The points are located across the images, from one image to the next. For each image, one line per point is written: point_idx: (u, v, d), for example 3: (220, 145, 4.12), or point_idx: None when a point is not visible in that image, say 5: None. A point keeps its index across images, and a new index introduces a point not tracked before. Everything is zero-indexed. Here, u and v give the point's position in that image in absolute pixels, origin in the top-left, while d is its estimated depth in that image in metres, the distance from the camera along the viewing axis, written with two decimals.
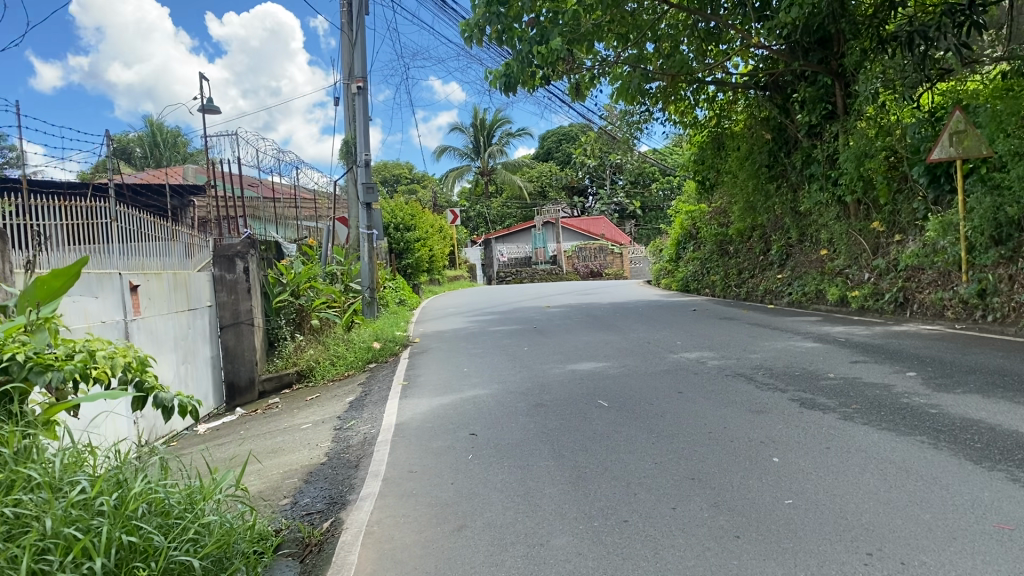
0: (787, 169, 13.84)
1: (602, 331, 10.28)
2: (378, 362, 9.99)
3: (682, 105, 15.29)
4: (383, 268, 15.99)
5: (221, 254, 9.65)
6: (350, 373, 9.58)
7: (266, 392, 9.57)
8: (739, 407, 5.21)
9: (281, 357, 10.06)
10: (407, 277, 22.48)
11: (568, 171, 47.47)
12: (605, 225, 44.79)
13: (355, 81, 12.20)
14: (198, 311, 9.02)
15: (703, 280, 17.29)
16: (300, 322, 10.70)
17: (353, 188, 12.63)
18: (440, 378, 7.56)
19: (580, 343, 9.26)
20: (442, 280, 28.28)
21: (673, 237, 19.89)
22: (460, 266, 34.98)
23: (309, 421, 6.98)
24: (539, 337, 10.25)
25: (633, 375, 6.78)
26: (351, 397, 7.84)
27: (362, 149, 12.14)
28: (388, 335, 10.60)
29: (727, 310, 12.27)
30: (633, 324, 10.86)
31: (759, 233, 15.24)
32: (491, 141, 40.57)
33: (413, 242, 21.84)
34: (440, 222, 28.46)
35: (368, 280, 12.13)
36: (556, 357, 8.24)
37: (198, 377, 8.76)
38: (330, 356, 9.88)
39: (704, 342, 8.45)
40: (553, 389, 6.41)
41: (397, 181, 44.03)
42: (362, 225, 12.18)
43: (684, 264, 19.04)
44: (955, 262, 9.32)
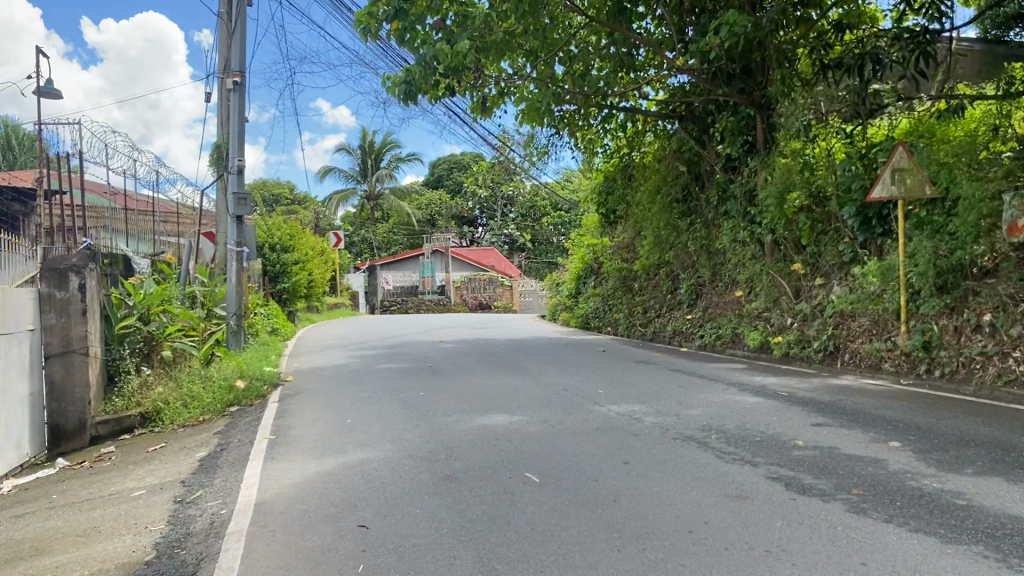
0: (699, 206, 13.11)
1: (506, 374, 9.02)
2: (242, 406, 8.49)
3: (589, 134, 14.32)
4: (257, 294, 14.28)
5: (50, 268, 7.85)
6: (205, 419, 8.04)
7: (99, 438, 7.91)
8: (712, 489, 4.06)
9: (122, 396, 8.32)
10: (284, 303, 20.65)
11: (458, 200, 46.39)
12: (495, 257, 43.87)
13: (230, 75, 10.67)
14: (13, 336, 7.21)
15: (604, 317, 16.37)
16: (149, 354, 9.01)
17: (223, 199, 11.03)
18: (318, 431, 6.10)
19: (483, 389, 7.95)
20: (322, 308, 26.51)
21: (573, 272, 19.01)
22: (343, 293, 33.23)
23: (143, 486, 5.35)
24: (435, 378, 8.92)
25: (558, 434, 5.55)
26: (203, 452, 6.25)
27: (235, 154, 10.58)
28: (254, 372, 9.08)
29: (638, 352, 11.30)
30: (539, 367, 9.66)
31: (665, 270, 14.34)
32: (379, 165, 39.24)
33: (292, 264, 20.18)
34: (324, 245, 26.69)
35: (236, 306, 10.50)
36: (458, 406, 6.90)
37: (7, 419, 6.96)
38: (181, 396, 8.26)
39: (629, 392, 7.34)
40: (463, 452, 5.09)
41: (277, 202, 41.71)
42: (231, 241, 10.57)
43: (583, 300, 18.15)
44: (893, 311, 8.58)
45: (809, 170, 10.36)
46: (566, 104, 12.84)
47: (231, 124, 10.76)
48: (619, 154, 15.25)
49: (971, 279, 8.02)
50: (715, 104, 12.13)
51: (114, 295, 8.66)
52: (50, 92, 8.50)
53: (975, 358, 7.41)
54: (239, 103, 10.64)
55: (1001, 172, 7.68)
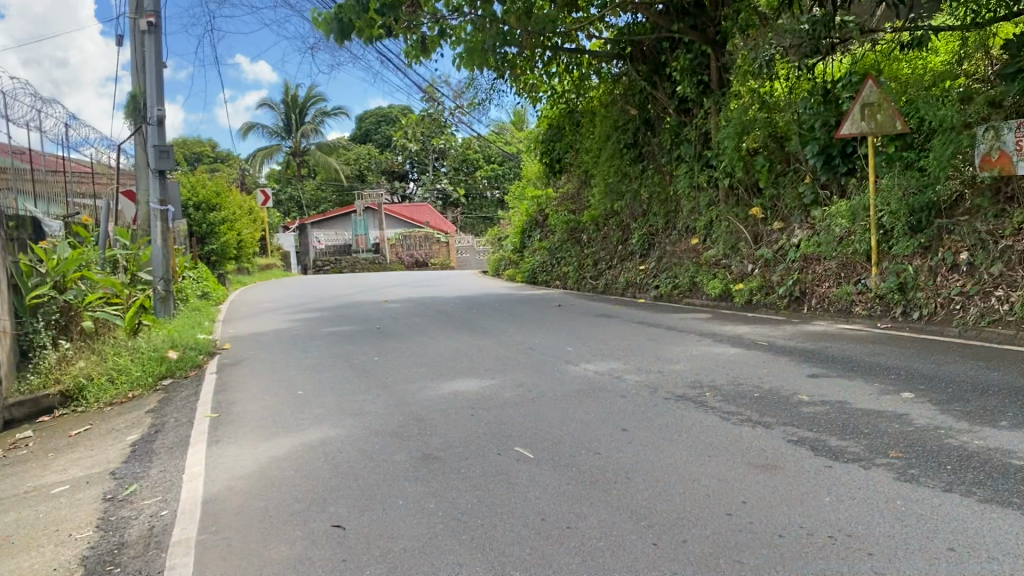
0: (650, 151, 12.57)
1: (462, 334, 8.45)
2: (175, 379, 7.74)
3: (529, 80, 13.75)
4: (182, 257, 13.32)
5: None
6: (135, 396, 7.28)
7: (15, 422, 6.93)
8: (733, 459, 3.58)
9: (38, 373, 7.38)
10: (212, 266, 19.58)
11: (388, 155, 45.13)
12: (429, 213, 42.97)
13: (143, 15, 9.66)
14: None
15: (552, 271, 15.87)
16: (67, 325, 8.14)
17: (141, 153, 10.06)
18: (267, 407, 5.43)
19: (441, 352, 7.37)
20: (252, 271, 25.40)
21: (517, 225, 18.44)
22: (273, 255, 31.99)
23: (65, 481, 4.62)
24: (386, 341, 8.29)
25: (539, 400, 5.02)
26: (135, 435, 5.52)
27: (153, 103, 9.64)
28: (187, 342, 8.31)
29: (596, 305, 10.84)
30: (495, 325, 9.12)
31: (615, 220, 13.89)
32: (305, 120, 37.79)
33: (219, 225, 19.09)
34: (251, 203, 25.50)
35: (163, 270, 9.68)
36: (418, 372, 6.32)
37: None
38: (107, 370, 7.45)
39: (602, 348, 6.85)
40: (437, 425, 4.53)
41: (198, 160, 39.88)
42: (153, 198, 9.68)
43: (529, 253, 17.63)
44: (864, 254, 8.25)
45: (769, 110, 9.92)
46: (510, 46, 12.12)
47: (146, 70, 9.78)
48: (564, 98, 14.66)
49: (942, 217, 7.68)
50: (669, 41, 11.58)
51: (23, 261, 7.72)
52: None
53: (954, 299, 7.12)
54: (155, 45, 9.64)
55: (983, 102, 7.30)
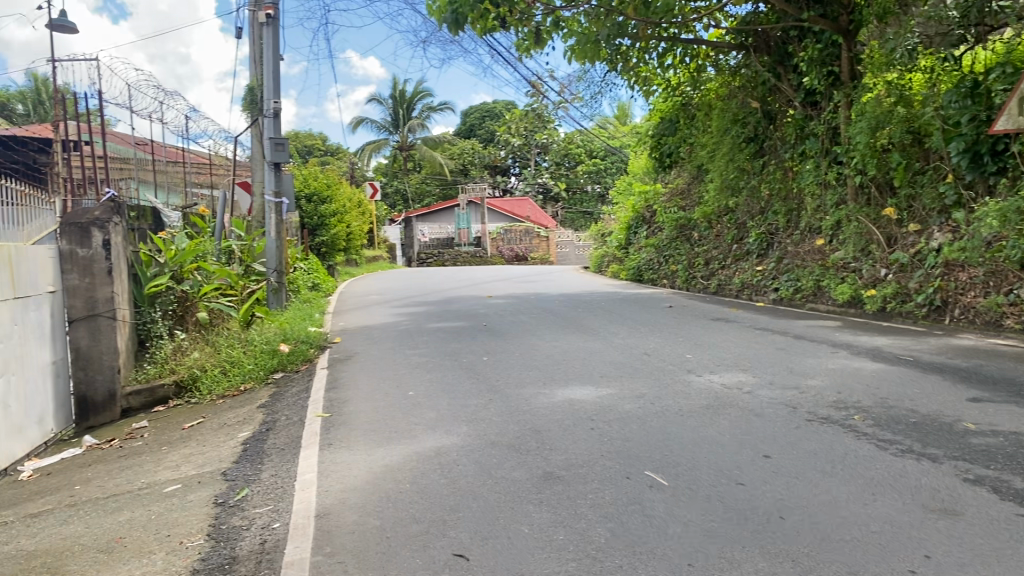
0: (773, 147, 11.95)
1: (573, 335, 8.13)
2: (286, 373, 7.54)
3: (643, 72, 13.31)
4: (295, 248, 13.46)
5: (71, 223, 7.05)
6: (246, 389, 7.14)
7: (131, 410, 7.16)
8: (902, 499, 3.14)
9: (154, 362, 7.55)
10: (320, 257, 19.89)
11: (492, 148, 45.19)
12: (531, 207, 42.80)
13: (262, 8, 9.71)
14: (31, 299, 6.43)
15: (659, 270, 15.40)
16: (183, 316, 8.20)
17: (258, 146, 10.16)
18: (378, 408, 5.24)
19: (554, 354, 7.06)
20: (359, 262, 25.76)
21: (624, 221, 18.06)
22: (379, 247, 32.41)
23: (178, 478, 4.55)
24: (496, 340, 8.05)
25: (666, 415, 4.66)
26: (246, 431, 5.44)
27: (270, 96, 9.67)
28: (299, 335, 8.14)
29: (711, 308, 10.35)
30: (607, 326, 8.75)
31: (730, 218, 13.48)
32: (411, 114, 38.21)
33: (328, 216, 19.35)
34: (358, 196, 25.87)
35: (275, 262, 9.72)
36: (532, 376, 6.03)
37: (28, 394, 6.23)
38: (219, 362, 7.41)
39: (725, 358, 6.42)
40: (558, 439, 4.23)
41: (308, 153, 40.84)
42: (268, 190, 9.73)
43: (637, 250, 17.24)
44: (1017, 262, 7.47)
45: (907, 103, 9.23)
46: (626, 37, 11.71)
47: (264, 62, 9.83)
48: (678, 91, 14.15)
49: None
50: (798, 30, 10.93)
51: (143, 252, 7.85)
52: (64, 25, 7.61)
53: None
54: (273, 37, 9.67)
55: None
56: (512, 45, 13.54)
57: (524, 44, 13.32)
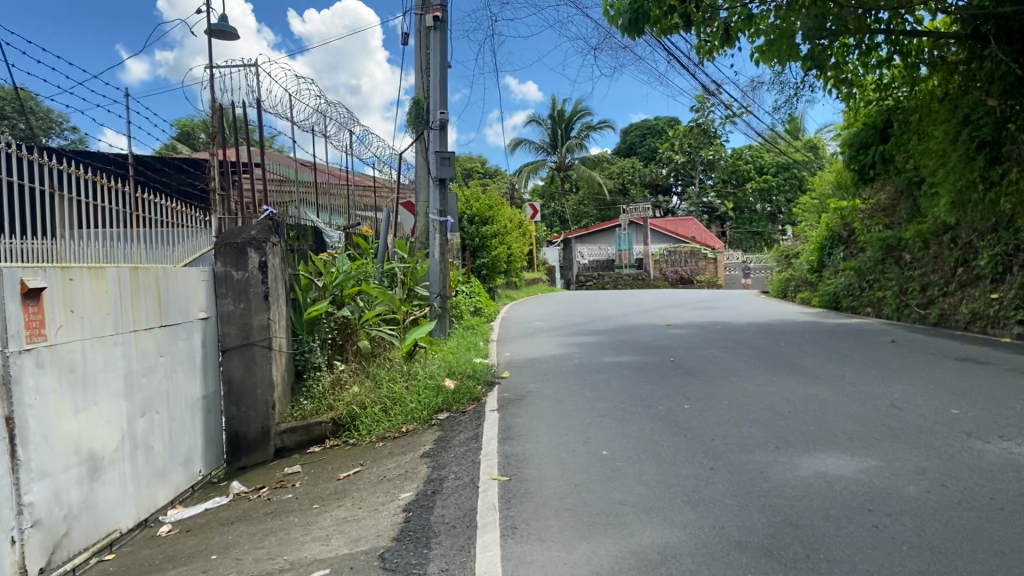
0: (1008, 150, 10.04)
1: (786, 378, 6.79)
2: (452, 413, 6.56)
3: (844, 73, 11.74)
4: (458, 272, 12.67)
5: (227, 244, 6.46)
6: (409, 430, 6.21)
7: (286, 450, 6.44)
8: None
9: (311, 398, 6.79)
10: (482, 279, 19.26)
11: (652, 168, 43.73)
12: (695, 228, 40.94)
13: (430, 11, 8.99)
14: (180, 326, 5.84)
15: (861, 297, 14.01)
16: (343, 345, 7.44)
17: (423, 162, 9.48)
18: (569, 475, 4.17)
19: (772, 403, 5.77)
20: (520, 285, 25.15)
21: (816, 240, 16.66)
22: (539, 269, 31.73)
23: (329, 558, 3.66)
24: (692, 381, 6.83)
25: (976, 511, 3.34)
26: (408, 492, 4.50)
27: (437, 106, 8.93)
28: (466, 369, 7.18)
29: (944, 344, 8.69)
30: (824, 367, 7.32)
31: (950, 237, 11.81)
32: (570, 135, 37.41)
33: (491, 238, 18.67)
34: (520, 217, 25.24)
35: (440, 286, 8.90)
36: (756, 436, 4.79)
37: (174, 433, 5.61)
38: (380, 399, 6.55)
39: (1010, 418, 4.94)
40: (833, 546, 3.03)
41: (469, 176, 40.88)
42: (433, 209, 8.99)
43: (832, 275, 15.74)
44: None
45: None
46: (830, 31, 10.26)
47: (432, 69, 9.11)
48: (884, 93, 12.41)
49: None
50: None
51: (301, 275, 7.21)
52: (225, 31, 7.13)
53: None
54: (441, 43, 8.91)
55: None
56: (693, 49, 12.32)
57: (707, 47, 12.05)
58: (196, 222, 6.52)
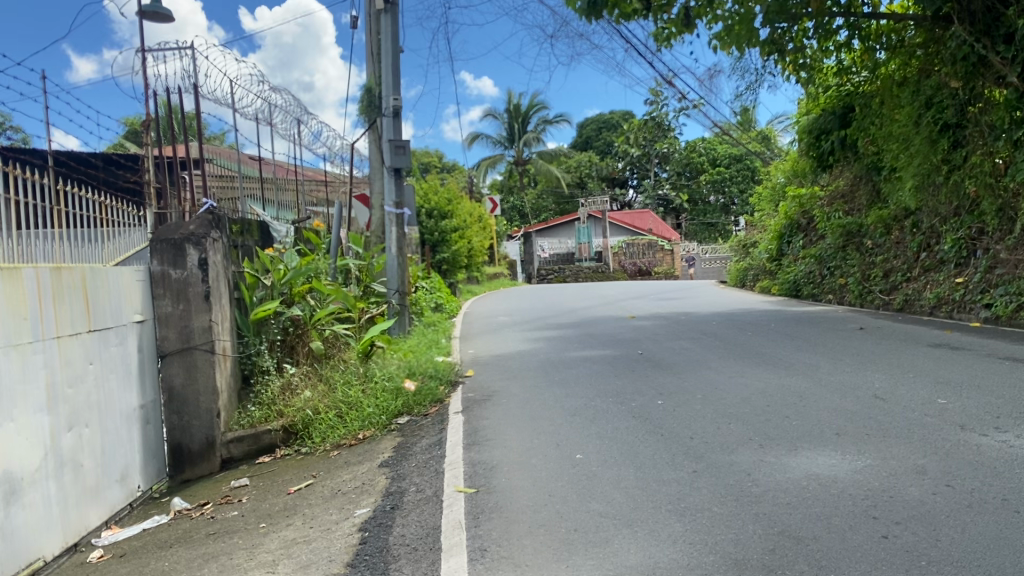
0: (971, 133, 9.90)
1: (761, 369, 6.52)
2: (412, 417, 6.18)
3: (805, 57, 11.55)
4: (416, 267, 12.25)
5: (163, 240, 5.99)
6: (366, 437, 5.82)
7: (232, 461, 6.01)
8: None
9: (259, 404, 6.35)
10: (442, 274, 18.84)
11: (609, 160, 43.60)
12: (652, 219, 40.91)
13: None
14: (112, 331, 5.35)
15: (824, 284, 13.91)
16: (294, 346, 7.00)
17: (376, 151, 9.05)
18: (541, 486, 3.80)
19: (750, 397, 5.47)
20: (480, 280, 24.78)
21: (777, 229, 16.56)
22: (498, 263, 31.36)
23: None
24: (664, 375, 6.51)
25: (990, 515, 3.05)
26: (365, 508, 4.09)
27: (389, 92, 8.50)
28: (426, 368, 6.79)
29: (914, 330, 8.53)
30: (798, 357, 7.05)
31: (913, 222, 11.73)
32: (527, 128, 37.07)
33: (449, 232, 18.23)
34: (478, 210, 24.88)
35: (397, 281, 8.50)
36: (738, 435, 4.47)
37: (107, 448, 5.13)
38: (334, 404, 6.14)
39: (1001, 407, 4.71)
40: (843, 563, 2.70)
41: (426, 171, 40.32)
42: (388, 201, 8.57)
43: (794, 262, 15.64)
44: None
45: None
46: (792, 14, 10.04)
47: (382, 54, 8.68)
48: (844, 79, 12.26)
49: None
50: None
51: (247, 272, 6.76)
52: (158, 12, 6.65)
53: None
54: (392, 27, 8.49)
55: None
56: (653, 35, 12.04)
57: (666, 33, 11.77)
58: (128, 218, 6.02)
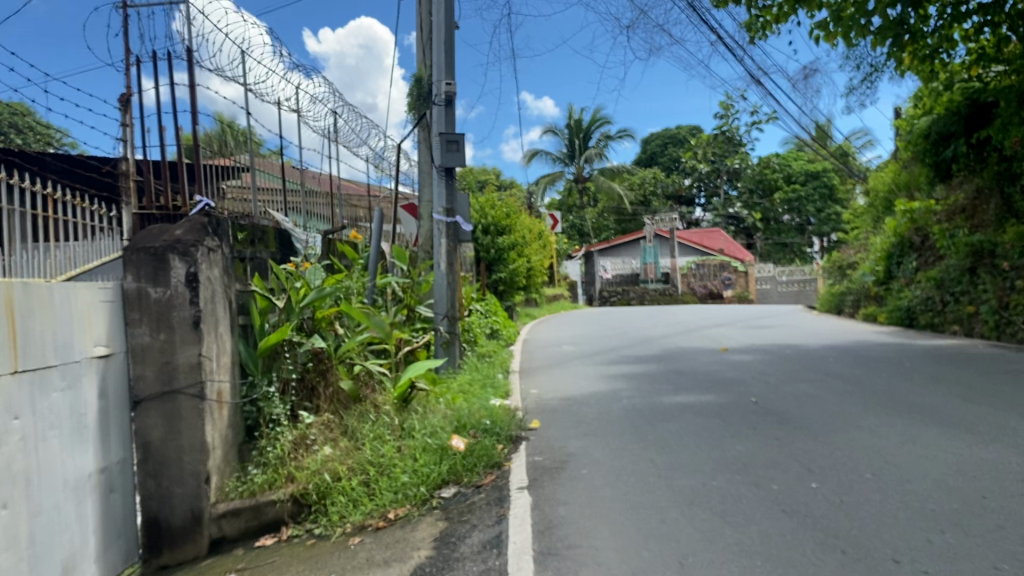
0: None
1: (932, 430, 4.85)
2: (460, 488, 4.61)
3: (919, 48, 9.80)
4: (473, 288, 10.79)
5: (140, 249, 4.53)
6: (398, 517, 4.27)
7: (225, 542, 4.51)
8: None
9: (265, 464, 4.82)
10: (501, 296, 17.40)
11: (675, 178, 41.85)
12: (722, 240, 38.96)
13: None
14: (57, 370, 3.92)
15: (945, 312, 12.04)
16: (314, 389, 5.37)
17: (426, 149, 7.52)
18: None
19: (945, 480, 3.79)
20: (541, 302, 23.29)
21: (881, 248, 14.71)
22: (559, 284, 29.86)
23: None
24: (799, 437, 4.84)
25: None
26: None
27: (440, 76, 7.03)
28: (481, 422, 5.23)
29: None
30: (974, 413, 5.30)
31: None
32: (589, 146, 35.53)
33: (509, 250, 16.79)
34: (541, 228, 23.43)
35: (447, 305, 7.01)
36: (970, 562, 2.82)
37: (38, 534, 3.68)
38: (360, 467, 4.60)
39: None
40: None
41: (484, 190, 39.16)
42: (437, 207, 7.11)
43: (903, 287, 13.79)
44: None
45: None
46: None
47: (433, 33, 7.23)
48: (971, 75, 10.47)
49: None
50: None
51: (257, 292, 5.22)
52: None
53: None
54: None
55: None
56: (745, 26, 10.45)
57: (758, 23, 10.19)
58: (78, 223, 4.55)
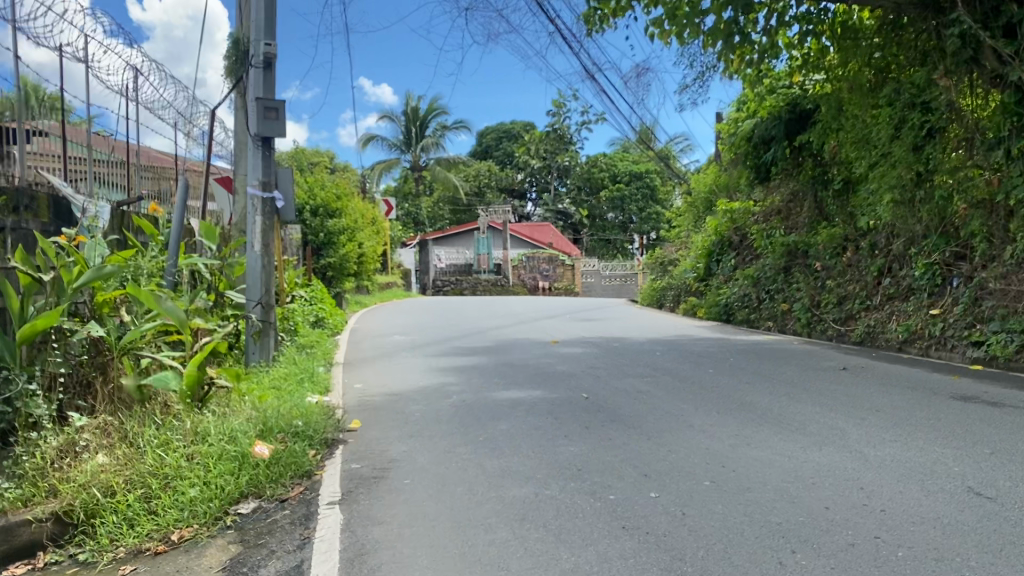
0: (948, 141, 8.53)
1: (765, 431, 4.74)
2: (260, 503, 4.00)
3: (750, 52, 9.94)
4: (293, 272, 10.03)
5: None
6: (184, 539, 3.61)
7: None
8: None
9: (19, 477, 3.99)
10: (325, 283, 16.52)
11: (508, 170, 42.03)
12: (552, 233, 39.55)
13: None
14: None
15: (761, 309, 12.48)
16: (91, 383, 4.63)
17: (242, 118, 6.75)
18: None
19: (786, 489, 3.61)
20: (368, 291, 22.50)
21: (704, 246, 15.15)
22: (389, 272, 29.11)
23: None
24: (634, 439, 4.59)
25: None
26: None
27: (259, 34, 6.30)
28: (289, 425, 4.62)
29: (909, 373, 6.99)
30: (800, 412, 5.28)
31: (871, 241, 10.43)
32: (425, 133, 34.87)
33: (335, 234, 15.96)
34: (370, 213, 22.62)
35: (260, 290, 6.35)
36: None
37: None
38: (139, 480, 3.89)
39: None
40: None
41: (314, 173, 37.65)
42: (251, 180, 6.39)
43: (723, 284, 14.22)
44: None
45: None
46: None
47: None
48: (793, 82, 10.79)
49: None
50: None
51: (18, 269, 4.34)
52: None
53: None
54: None
55: None
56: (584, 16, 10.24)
57: (597, 14, 10.00)
58: None
